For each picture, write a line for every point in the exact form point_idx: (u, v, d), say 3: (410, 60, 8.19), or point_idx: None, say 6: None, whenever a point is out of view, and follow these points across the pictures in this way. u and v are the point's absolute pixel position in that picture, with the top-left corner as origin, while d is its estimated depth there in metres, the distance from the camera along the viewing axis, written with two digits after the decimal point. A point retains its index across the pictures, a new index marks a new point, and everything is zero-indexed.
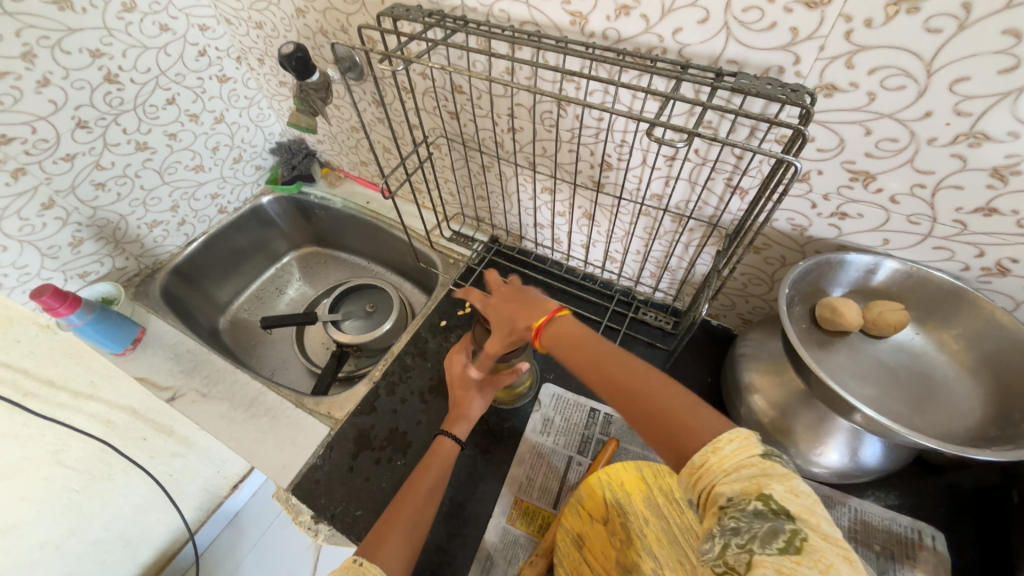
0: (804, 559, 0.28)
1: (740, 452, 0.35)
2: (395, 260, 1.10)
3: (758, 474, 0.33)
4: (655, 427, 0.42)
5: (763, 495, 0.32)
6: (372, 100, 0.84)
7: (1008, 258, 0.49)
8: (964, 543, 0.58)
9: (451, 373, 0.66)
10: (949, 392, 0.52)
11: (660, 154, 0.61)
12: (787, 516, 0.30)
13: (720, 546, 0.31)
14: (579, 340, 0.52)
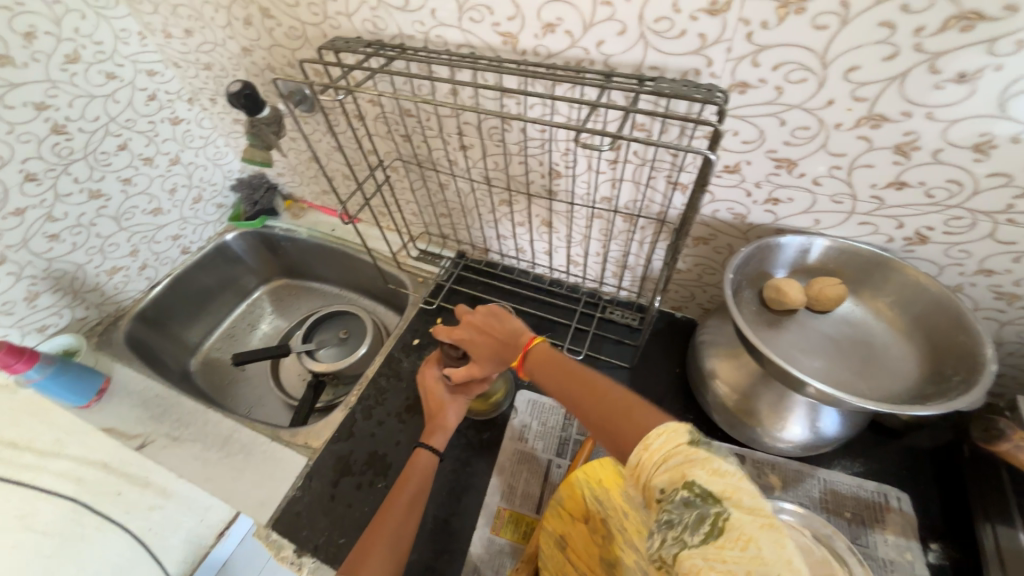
0: (725, 542, 0.31)
1: (670, 442, 0.38)
2: (366, 285, 1.11)
3: (682, 462, 0.36)
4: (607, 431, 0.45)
5: (688, 483, 0.34)
6: (325, 130, 0.87)
7: (924, 227, 0.53)
8: (927, 501, 0.61)
9: (425, 389, 0.66)
10: (890, 355, 0.55)
11: (603, 159, 0.64)
12: (710, 501, 0.33)
13: (659, 540, 0.34)
14: (556, 362, 0.57)
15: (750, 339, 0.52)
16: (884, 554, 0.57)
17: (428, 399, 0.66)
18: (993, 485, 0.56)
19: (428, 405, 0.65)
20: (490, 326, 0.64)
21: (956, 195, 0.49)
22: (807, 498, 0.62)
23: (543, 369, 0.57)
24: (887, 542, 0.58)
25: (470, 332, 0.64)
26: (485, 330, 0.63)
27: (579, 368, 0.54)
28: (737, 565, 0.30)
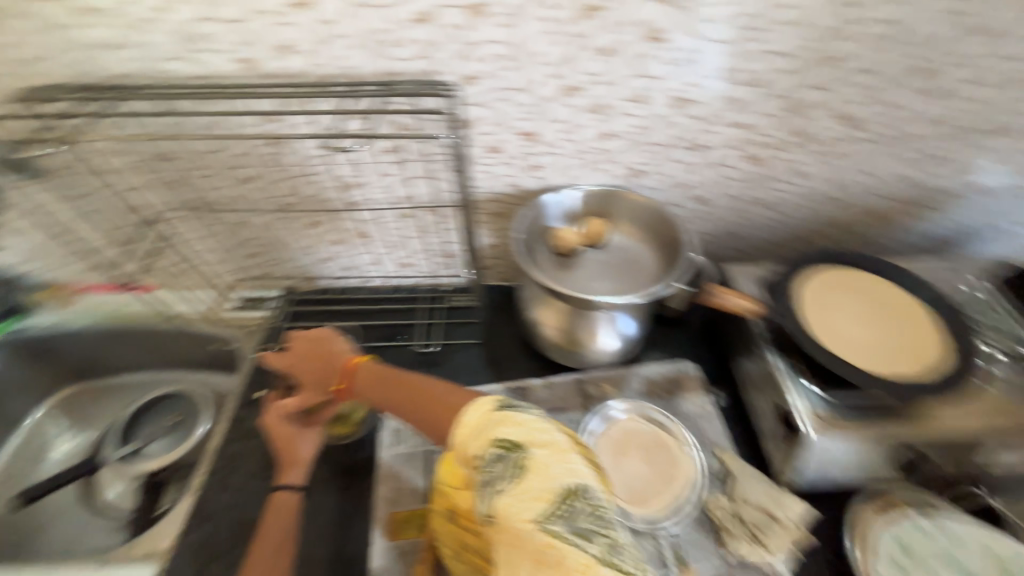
0: (527, 473, 0.45)
1: (487, 420, 0.50)
2: (185, 357, 0.96)
3: (492, 429, 0.49)
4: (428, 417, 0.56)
5: (498, 443, 0.48)
6: (76, 194, 0.79)
7: (635, 162, 0.71)
8: (705, 359, 0.81)
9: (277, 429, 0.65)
10: (643, 259, 0.71)
11: (385, 162, 0.71)
12: (519, 456, 0.46)
13: (487, 498, 0.45)
14: (382, 375, 0.63)
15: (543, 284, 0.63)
16: (691, 410, 0.74)
17: (282, 436, 0.64)
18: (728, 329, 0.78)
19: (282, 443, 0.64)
20: (321, 351, 0.69)
21: (643, 135, 0.67)
22: (633, 392, 0.76)
23: (368, 385, 0.63)
24: (692, 398, 0.75)
25: (299, 360, 0.69)
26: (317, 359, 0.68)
27: (394, 373, 0.63)
28: (535, 484, 0.44)
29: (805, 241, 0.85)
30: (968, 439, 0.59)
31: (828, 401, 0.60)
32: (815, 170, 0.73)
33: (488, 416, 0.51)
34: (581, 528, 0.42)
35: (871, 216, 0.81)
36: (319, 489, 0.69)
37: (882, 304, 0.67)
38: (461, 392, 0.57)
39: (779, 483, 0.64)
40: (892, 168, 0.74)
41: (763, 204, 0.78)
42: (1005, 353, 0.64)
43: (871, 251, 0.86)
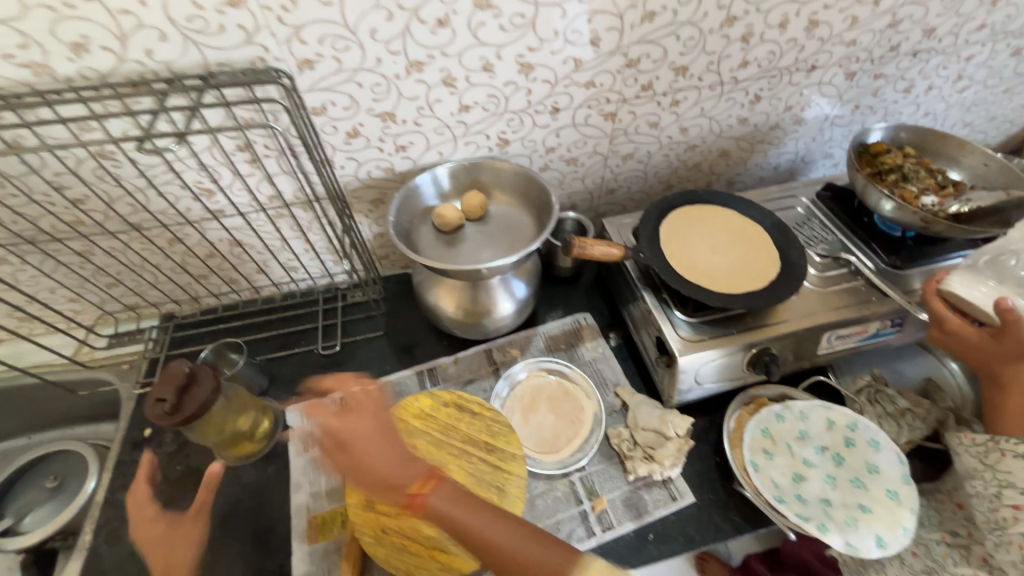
0: None
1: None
2: (56, 412, 0.85)
3: None
4: (494, 550, 0.55)
5: None
6: None
7: (501, 132, 0.73)
8: (601, 309, 0.87)
9: (146, 546, 0.58)
10: (520, 222, 0.74)
11: (241, 161, 0.66)
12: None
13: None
14: (466, 502, 0.58)
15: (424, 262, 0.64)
16: (589, 356, 0.80)
17: (155, 552, 0.57)
18: (612, 279, 0.85)
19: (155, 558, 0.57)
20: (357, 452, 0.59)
21: (500, 104, 0.69)
22: (536, 350, 0.81)
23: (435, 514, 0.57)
24: (590, 347, 0.81)
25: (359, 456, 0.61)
26: (380, 474, 0.60)
27: (473, 516, 0.57)
28: None
29: (668, 186, 0.93)
30: (803, 335, 0.69)
31: (689, 322, 0.68)
32: (665, 120, 0.80)
33: None
34: None
35: (718, 156, 0.90)
36: (231, 513, 0.66)
37: (731, 232, 0.75)
38: (557, 553, 0.53)
39: (667, 406, 0.71)
40: (728, 110, 0.82)
41: (627, 156, 0.84)
42: (821, 256, 0.76)
43: (726, 185, 0.97)
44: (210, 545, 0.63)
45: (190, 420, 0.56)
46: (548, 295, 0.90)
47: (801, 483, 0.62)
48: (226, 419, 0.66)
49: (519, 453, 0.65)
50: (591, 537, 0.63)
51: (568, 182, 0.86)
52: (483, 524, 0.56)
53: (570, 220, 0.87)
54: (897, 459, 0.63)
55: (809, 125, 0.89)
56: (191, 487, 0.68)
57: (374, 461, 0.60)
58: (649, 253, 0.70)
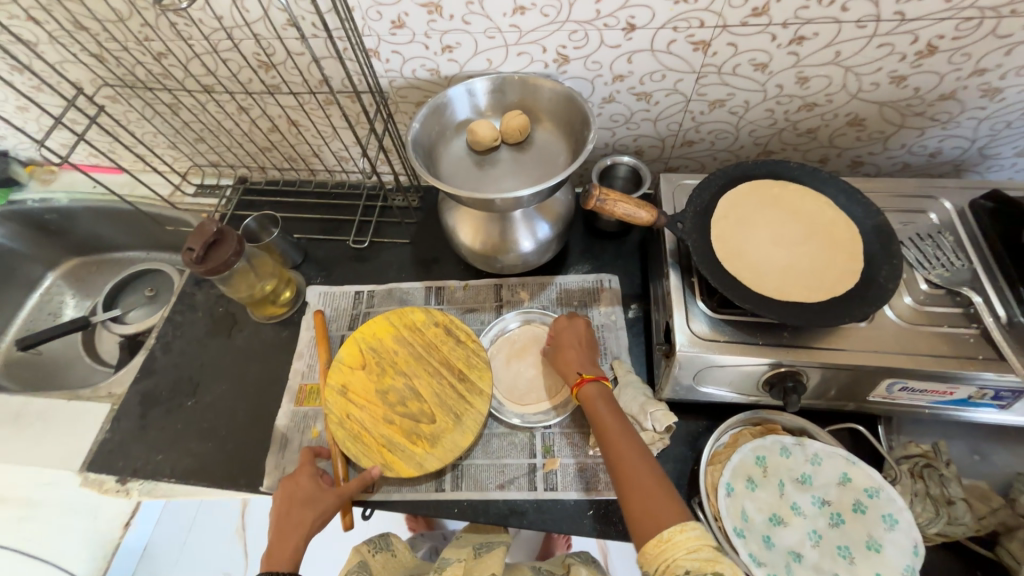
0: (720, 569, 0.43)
1: (686, 540, 0.45)
2: (159, 239, 1.05)
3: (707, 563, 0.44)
4: (623, 471, 0.52)
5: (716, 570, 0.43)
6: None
7: (559, 46, 0.63)
8: (632, 276, 0.79)
9: (287, 489, 0.59)
10: (557, 153, 0.67)
11: (291, 38, 0.65)
12: (702, 564, 0.44)
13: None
14: (612, 409, 0.57)
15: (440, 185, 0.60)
16: (598, 321, 0.75)
17: (288, 503, 0.58)
18: (652, 246, 0.75)
19: (283, 511, 0.57)
20: (593, 404, 0.58)
21: (561, 10, 0.58)
22: (546, 300, 0.77)
23: (599, 409, 0.57)
24: (602, 312, 0.75)
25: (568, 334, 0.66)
26: (572, 352, 0.64)
27: (613, 425, 0.55)
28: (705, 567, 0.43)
29: (765, 150, 0.75)
30: (853, 374, 0.55)
31: (710, 318, 0.58)
32: (778, 63, 0.61)
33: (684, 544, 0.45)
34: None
35: (848, 123, 0.69)
36: (248, 358, 0.77)
37: (811, 226, 0.60)
38: (668, 493, 0.49)
39: (657, 397, 0.65)
40: (878, 62, 0.60)
41: (716, 103, 0.68)
42: (931, 285, 0.58)
43: (847, 164, 0.76)
44: (227, 378, 0.76)
45: (213, 273, 0.64)
46: (581, 245, 0.83)
47: (777, 528, 0.54)
48: (253, 284, 0.75)
49: (486, 391, 0.66)
50: (531, 490, 0.63)
51: (635, 122, 0.73)
52: (619, 443, 0.54)
53: (625, 166, 0.76)
54: (912, 550, 0.51)
55: (1007, 102, 0.63)
56: (225, 328, 0.80)
57: (569, 338, 0.65)
58: (690, 227, 0.59)
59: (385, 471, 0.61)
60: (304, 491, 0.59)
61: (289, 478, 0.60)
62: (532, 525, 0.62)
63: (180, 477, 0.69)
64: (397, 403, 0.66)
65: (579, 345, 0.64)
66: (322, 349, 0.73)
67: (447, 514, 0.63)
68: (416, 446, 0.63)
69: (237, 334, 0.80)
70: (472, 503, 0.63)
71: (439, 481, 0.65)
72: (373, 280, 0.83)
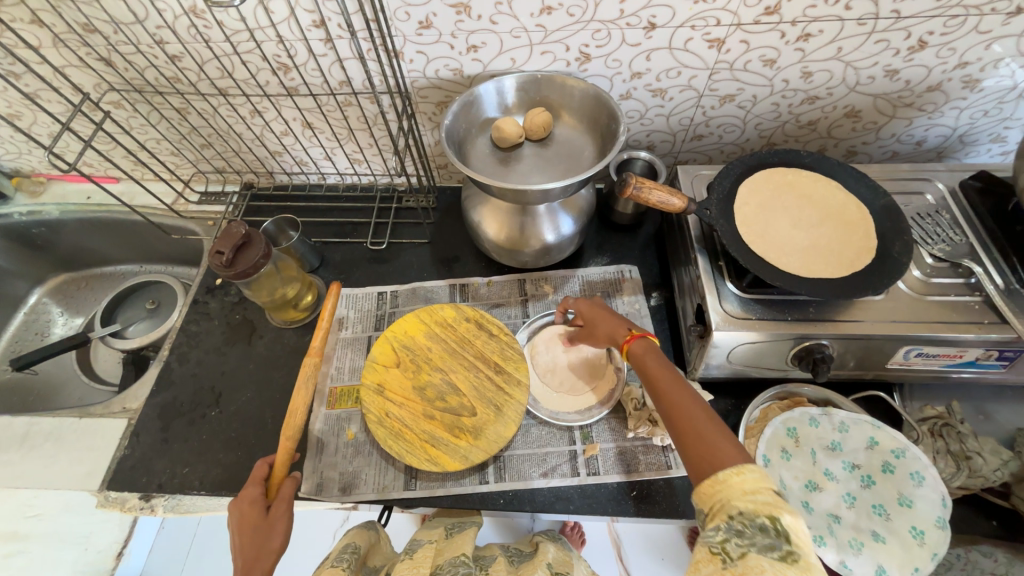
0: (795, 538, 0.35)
1: (742, 482, 0.40)
2: (158, 250, 1.01)
3: (771, 502, 0.37)
4: (675, 423, 0.48)
5: (774, 515, 0.36)
6: None
7: (582, 45, 0.65)
8: (650, 267, 0.81)
9: (236, 515, 0.55)
10: (581, 148, 0.69)
11: (315, 39, 0.65)
12: (760, 509, 0.37)
13: (722, 535, 0.37)
14: (665, 365, 0.54)
15: (475, 179, 0.60)
16: (623, 311, 0.77)
17: (239, 530, 0.53)
18: (671, 237, 0.77)
19: (239, 539, 0.52)
20: (646, 367, 0.55)
21: (587, 10, 0.61)
22: (570, 292, 0.79)
23: (651, 365, 0.54)
24: (625, 301, 0.78)
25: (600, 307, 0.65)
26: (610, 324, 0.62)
27: (668, 381, 0.52)
28: (759, 510, 0.37)
29: (769, 142, 0.80)
30: (874, 344, 0.59)
31: (740, 299, 0.61)
32: (786, 58, 0.66)
33: (739, 481, 0.40)
34: (764, 522, 0.36)
35: (845, 115, 0.74)
36: (272, 365, 0.76)
37: (823, 208, 0.64)
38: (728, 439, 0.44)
39: (690, 378, 0.67)
40: (874, 57, 0.65)
41: (727, 98, 0.72)
42: (935, 258, 0.63)
43: (842, 154, 0.82)
44: (251, 386, 0.74)
45: (241, 276, 0.63)
46: (599, 239, 0.85)
47: (814, 493, 0.57)
48: (276, 289, 0.73)
49: (524, 381, 0.67)
50: (575, 475, 0.64)
51: (650, 118, 0.77)
52: (671, 392, 0.50)
53: (641, 161, 0.79)
54: (942, 502, 0.54)
55: (985, 93, 0.69)
56: (244, 335, 0.78)
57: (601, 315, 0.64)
58: (717, 213, 0.62)
59: (430, 466, 0.61)
60: (254, 514, 0.54)
61: (234, 503, 0.56)
62: (579, 509, 0.63)
63: (210, 489, 0.66)
64: (436, 398, 0.66)
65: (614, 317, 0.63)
66: (316, 339, 0.65)
67: (493, 506, 0.63)
68: (459, 439, 0.63)
69: (257, 341, 0.78)
70: (518, 493, 0.64)
71: (482, 473, 0.65)
72: (395, 280, 0.83)
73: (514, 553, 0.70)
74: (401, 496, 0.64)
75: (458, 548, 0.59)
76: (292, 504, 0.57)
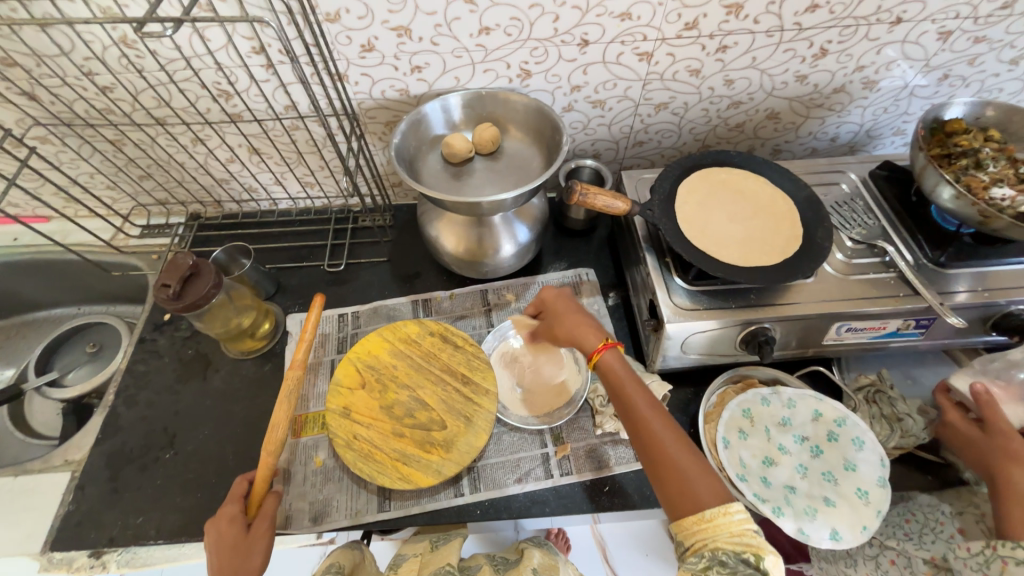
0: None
1: (729, 523, 0.43)
2: (97, 290, 0.95)
3: (753, 544, 0.42)
4: (652, 450, 0.48)
5: (757, 556, 0.41)
6: None
7: (522, 62, 0.69)
8: (605, 268, 0.85)
9: (213, 536, 0.52)
10: (530, 159, 0.72)
11: (256, 65, 0.65)
12: (746, 549, 0.41)
13: (704, 563, 0.42)
14: (633, 379, 0.53)
15: (430, 195, 0.62)
16: None
17: (217, 552, 0.51)
18: (622, 239, 0.81)
19: (217, 561, 0.51)
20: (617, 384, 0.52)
21: (523, 29, 0.64)
22: (532, 298, 0.81)
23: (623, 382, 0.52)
24: (585, 302, 0.80)
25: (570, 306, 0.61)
26: (580, 325, 0.58)
27: (642, 403, 0.50)
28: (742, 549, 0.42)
29: (704, 145, 0.86)
30: (809, 323, 0.64)
31: (688, 292, 0.65)
32: (709, 68, 0.71)
33: (726, 522, 0.43)
34: (748, 562, 0.41)
35: (767, 117, 0.81)
36: (229, 399, 0.73)
37: (753, 202, 0.69)
38: (708, 473, 0.46)
39: (650, 370, 0.70)
40: (785, 64, 0.72)
41: (661, 106, 0.77)
42: (854, 241, 0.69)
43: (769, 152, 0.89)
44: (209, 423, 0.71)
45: (192, 308, 0.61)
46: (555, 245, 0.88)
47: (771, 468, 0.61)
48: (230, 318, 0.71)
49: (492, 390, 0.67)
50: (549, 478, 0.65)
51: (592, 128, 0.81)
52: (647, 416, 0.50)
53: (588, 168, 0.82)
54: (880, 462, 0.59)
55: (881, 92, 0.78)
56: (198, 370, 0.75)
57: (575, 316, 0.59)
58: (660, 213, 0.66)
59: (403, 484, 0.61)
60: (232, 535, 0.52)
61: (212, 523, 0.54)
62: (554, 510, 0.64)
63: (169, 536, 0.62)
64: (404, 415, 0.66)
65: (588, 317, 0.59)
66: (297, 352, 0.62)
67: (471, 517, 0.63)
68: (430, 454, 0.63)
69: (212, 375, 0.75)
70: (494, 501, 0.64)
71: (457, 486, 0.65)
72: (355, 301, 0.82)
73: (499, 561, 0.70)
74: (375, 519, 0.62)
75: (444, 558, 0.60)
76: (273, 522, 0.55)
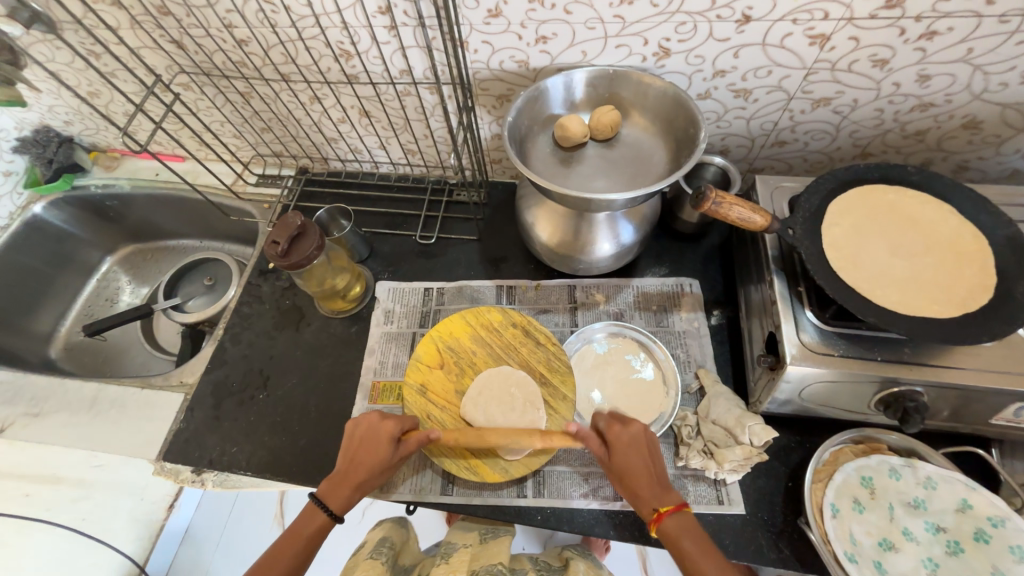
0: None
1: None
2: (217, 229, 1.04)
3: None
4: None
5: None
6: (78, 60, 0.78)
7: (663, 38, 0.60)
8: (712, 282, 0.76)
9: (368, 427, 0.57)
10: (651, 152, 0.64)
11: (380, 26, 0.63)
12: None
13: None
14: (704, 547, 0.46)
15: (541, 184, 0.57)
16: (679, 327, 0.72)
17: (363, 440, 0.56)
18: (740, 253, 0.71)
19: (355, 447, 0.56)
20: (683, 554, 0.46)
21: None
22: (623, 303, 0.75)
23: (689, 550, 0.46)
24: (683, 317, 0.73)
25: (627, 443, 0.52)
26: (641, 470, 0.51)
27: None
28: None
29: (863, 152, 0.71)
30: (979, 396, 0.51)
31: (821, 331, 0.55)
32: (901, 59, 0.57)
33: None
34: None
35: (962, 126, 0.65)
36: (317, 354, 0.76)
37: (928, 235, 0.56)
38: None
39: (752, 408, 0.62)
40: (1012, 61, 0.55)
41: (821, 102, 0.64)
42: None
43: (951, 168, 0.72)
44: (298, 373, 0.75)
45: (294, 267, 0.63)
46: (658, 247, 0.79)
47: (890, 554, 0.51)
48: (326, 278, 0.73)
49: (570, 397, 0.64)
50: (618, 500, 0.61)
51: (728, 120, 0.70)
52: None
53: (714, 167, 0.72)
54: None
55: None
56: (292, 321, 0.80)
57: (632, 453, 0.52)
58: (802, 234, 0.55)
59: (469, 475, 0.60)
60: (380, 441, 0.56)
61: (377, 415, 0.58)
62: (620, 535, 0.60)
63: (256, 470, 0.68)
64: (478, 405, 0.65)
65: (650, 461, 0.52)
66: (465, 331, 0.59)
67: (530, 521, 0.61)
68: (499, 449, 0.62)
69: (304, 328, 0.79)
70: (557, 511, 0.62)
71: (521, 486, 0.63)
72: (441, 276, 0.81)
73: (542, 567, 0.69)
74: (437, 501, 0.63)
75: (495, 555, 0.59)
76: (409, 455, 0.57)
